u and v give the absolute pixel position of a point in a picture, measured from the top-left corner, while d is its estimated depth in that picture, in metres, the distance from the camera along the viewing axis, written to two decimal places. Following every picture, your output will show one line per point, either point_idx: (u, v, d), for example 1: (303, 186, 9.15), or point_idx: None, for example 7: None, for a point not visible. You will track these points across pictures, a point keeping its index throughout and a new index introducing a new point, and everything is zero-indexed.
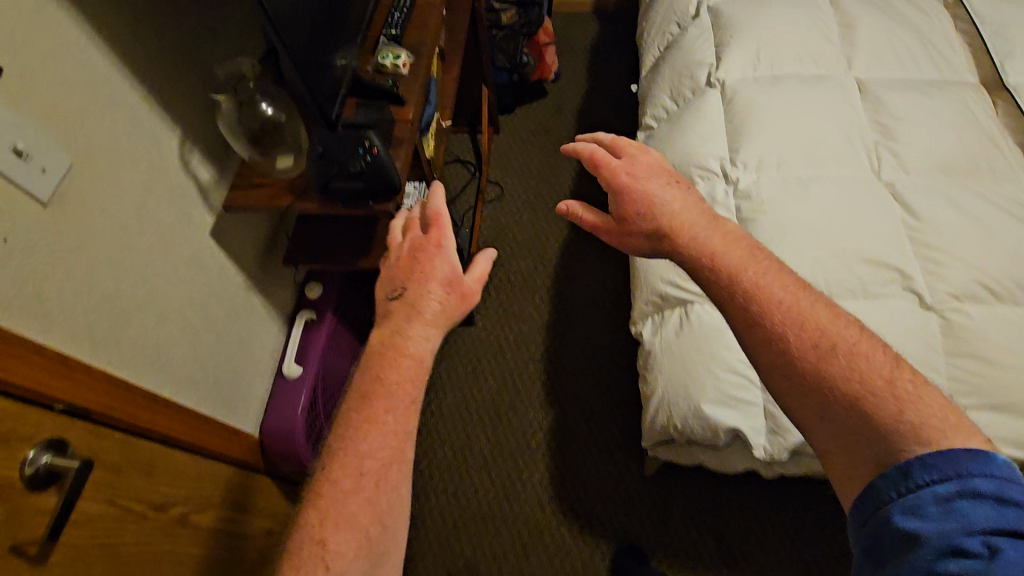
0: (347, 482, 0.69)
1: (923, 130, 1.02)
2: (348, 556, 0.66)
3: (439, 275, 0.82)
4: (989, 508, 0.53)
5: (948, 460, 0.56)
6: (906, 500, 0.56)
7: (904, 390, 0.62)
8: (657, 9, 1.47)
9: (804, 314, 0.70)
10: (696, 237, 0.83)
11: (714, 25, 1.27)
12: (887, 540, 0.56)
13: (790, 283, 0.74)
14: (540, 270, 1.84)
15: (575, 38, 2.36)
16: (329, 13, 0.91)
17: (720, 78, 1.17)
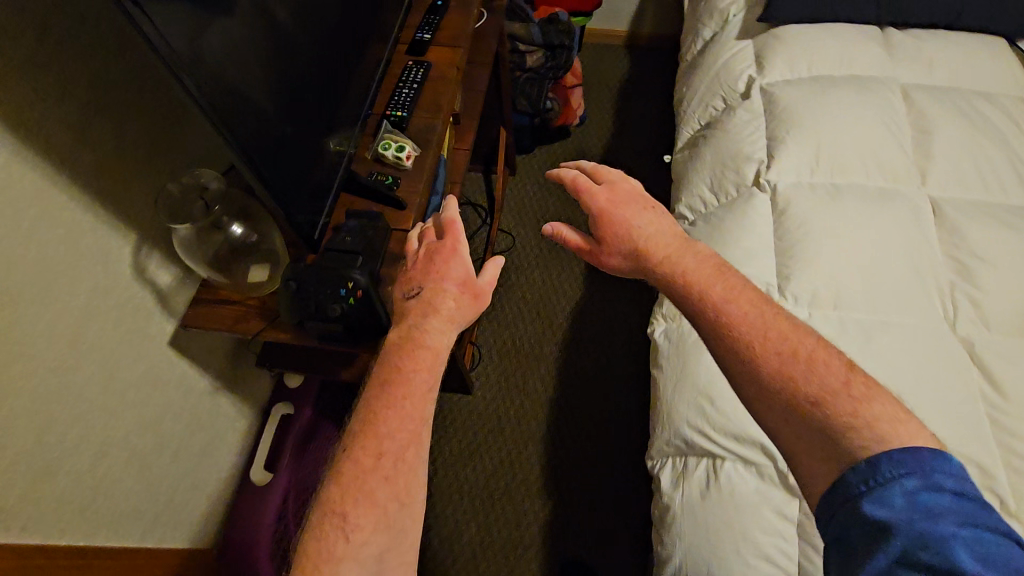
0: (366, 460, 0.58)
1: (1011, 276, 0.87)
2: (370, 534, 0.55)
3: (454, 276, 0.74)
4: (952, 501, 0.48)
5: (915, 457, 0.49)
6: (875, 493, 0.49)
7: (857, 393, 0.54)
8: (701, 76, 1.32)
9: (764, 335, 0.61)
10: (670, 258, 0.74)
11: (766, 111, 1.11)
12: (856, 532, 0.49)
13: (754, 302, 0.65)
14: (548, 336, 1.71)
15: (604, 74, 2.19)
16: (318, 104, 0.77)
17: (770, 180, 1.02)
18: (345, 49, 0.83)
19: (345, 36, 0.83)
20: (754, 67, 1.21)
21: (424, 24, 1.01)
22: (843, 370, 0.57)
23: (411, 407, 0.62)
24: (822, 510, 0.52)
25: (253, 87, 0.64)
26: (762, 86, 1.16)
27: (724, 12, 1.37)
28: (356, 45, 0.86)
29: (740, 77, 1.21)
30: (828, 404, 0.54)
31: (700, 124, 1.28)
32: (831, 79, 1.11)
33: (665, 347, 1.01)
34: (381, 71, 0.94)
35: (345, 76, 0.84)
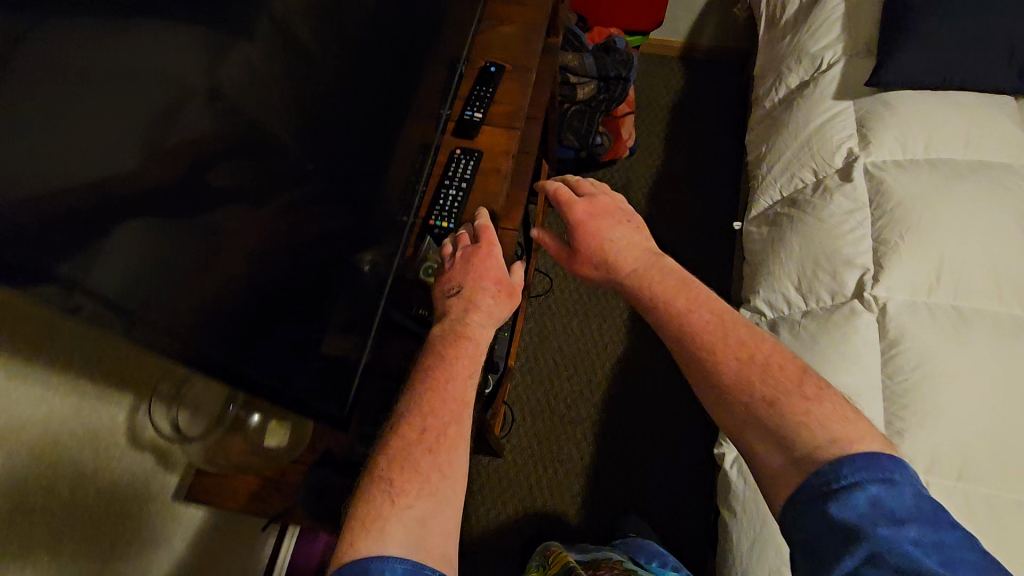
0: (415, 434, 0.58)
1: None
2: (425, 500, 0.53)
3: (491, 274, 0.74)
4: (913, 503, 0.48)
5: (878, 463, 0.49)
6: (841, 496, 0.48)
7: (801, 396, 0.54)
8: (786, 137, 1.13)
9: (720, 360, 0.59)
10: (641, 270, 0.71)
11: (872, 200, 0.94)
12: (824, 537, 0.48)
13: (715, 317, 0.62)
14: (588, 395, 1.59)
15: (657, 91, 1.98)
16: (350, 226, 0.64)
17: (878, 296, 0.86)
18: (383, 155, 0.69)
19: (385, 129, 0.69)
20: (856, 139, 1.03)
21: (474, 99, 0.86)
22: (796, 375, 0.57)
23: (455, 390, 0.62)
24: (787, 512, 0.51)
25: (267, 232, 0.52)
26: (865, 168, 0.98)
27: (815, 60, 1.17)
28: (396, 138, 0.72)
29: (839, 149, 1.03)
30: (778, 404, 0.54)
31: (782, 197, 1.11)
32: (953, 166, 0.94)
33: (739, 485, 0.88)
34: (427, 168, 0.81)
35: (383, 179, 0.70)
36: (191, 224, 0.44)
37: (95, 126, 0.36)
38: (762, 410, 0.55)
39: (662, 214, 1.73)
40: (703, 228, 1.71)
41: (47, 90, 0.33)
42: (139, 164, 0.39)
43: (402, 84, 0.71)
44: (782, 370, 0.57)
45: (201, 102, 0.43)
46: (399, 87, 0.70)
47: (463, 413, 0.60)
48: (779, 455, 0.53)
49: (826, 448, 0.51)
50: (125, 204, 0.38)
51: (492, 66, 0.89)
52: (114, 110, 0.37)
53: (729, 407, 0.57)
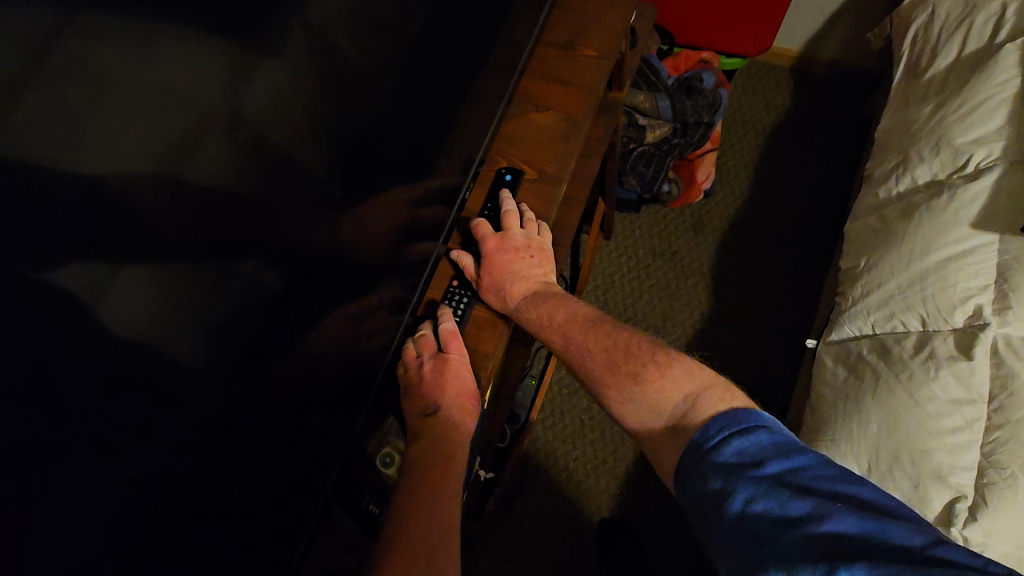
0: (418, 542, 0.54)
1: None
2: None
3: (462, 384, 0.66)
4: (770, 440, 0.49)
5: (733, 417, 0.52)
6: (710, 454, 0.51)
7: (653, 369, 0.61)
8: (894, 259, 0.88)
9: (594, 354, 0.67)
10: (539, 286, 0.72)
11: (993, 396, 0.72)
12: (702, 497, 0.49)
13: (588, 321, 0.69)
14: (611, 464, 1.46)
15: (755, 107, 1.66)
16: (300, 418, 0.54)
17: (970, 536, 0.67)
18: (342, 308, 0.55)
19: (357, 289, 0.56)
20: (990, 296, 0.78)
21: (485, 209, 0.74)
22: (652, 350, 0.64)
23: (444, 499, 0.59)
24: (678, 483, 0.53)
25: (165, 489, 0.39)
26: (992, 343, 0.75)
27: (958, 156, 0.89)
28: (372, 283, 0.59)
29: (963, 303, 0.79)
30: (676, 416, 0.58)
31: (874, 335, 0.87)
32: None
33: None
34: (414, 302, 0.69)
35: (342, 329, 0.56)
36: (192, 292, 0.37)
37: (108, 137, 0.28)
38: (637, 394, 0.62)
39: (733, 269, 1.49)
40: (780, 292, 1.46)
41: (49, 119, 0.25)
42: (158, 178, 0.32)
43: (383, 216, 0.58)
44: (640, 347, 0.64)
45: (221, 129, 0.35)
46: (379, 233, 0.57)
47: (452, 528, 0.57)
48: (655, 421, 0.60)
49: (683, 410, 0.57)
50: (124, 247, 0.31)
51: (510, 174, 0.74)
52: (137, 123, 0.29)
53: (606, 386, 0.65)
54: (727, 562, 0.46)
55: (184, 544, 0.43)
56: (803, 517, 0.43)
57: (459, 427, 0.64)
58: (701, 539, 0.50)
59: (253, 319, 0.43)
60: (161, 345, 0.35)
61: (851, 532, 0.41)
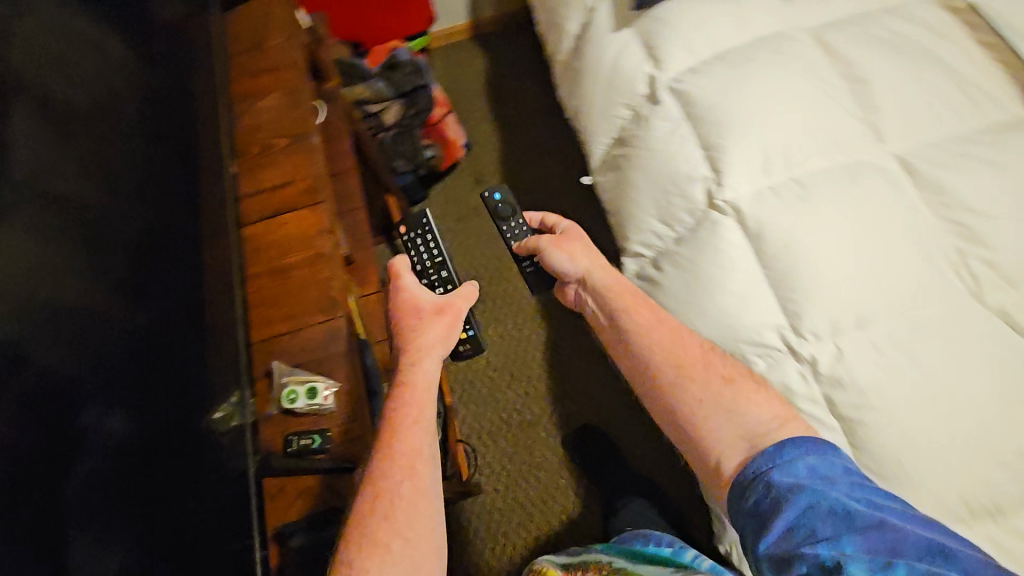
0: (388, 482, 0.61)
1: (1015, 224, 0.79)
2: (398, 516, 0.59)
3: (417, 312, 0.76)
4: (841, 471, 0.65)
5: (814, 445, 0.67)
6: (782, 467, 0.65)
7: (746, 383, 0.74)
8: (589, 85, 1.14)
9: (682, 351, 0.78)
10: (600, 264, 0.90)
11: (685, 116, 0.98)
12: (769, 499, 0.64)
13: (650, 310, 0.83)
14: (534, 396, 1.51)
15: (466, 74, 1.92)
16: (177, 376, 0.56)
17: (725, 199, 0.88)
18: (166, 272, 0.59)
19: (180, 281, 0.61)
20: (650, 63, 1.05)
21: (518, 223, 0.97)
22: (742, 371, 0.76)
23: (413, 433, 0.66)
24: (737, 486, 0.68)
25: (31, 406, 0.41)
26: (668, 87, 1.01)
27: (586, 5, 1.19)
28: (188, 252, 0.64)
29: (639, 78, 1.05)
30: (760, 438, 0.69)
31: (612, 138, 1.11)
32: (740, 54, 0.98)
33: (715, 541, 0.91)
34: (242, 267, 0.73)
35: (175, 289, 0.60)
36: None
37: None
38: (717, 395, 0.74)
39: (524, 192, 1.71)
40: (566, 187, 1.70)
41: None
42: None
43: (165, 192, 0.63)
44: (727, 366, 0.76)
45: None
46: (177, 229, 0.63)
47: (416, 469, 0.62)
48: (732, 430, 0.71)
49: (769, 427, 0.70)
50: None
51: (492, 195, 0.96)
52: None
53: (685, 389, 0.76)
54: (767, 546, 0.61)
55: (95, 472, 0.44)
56: (861, 526, 0.59)
57: (425, 354, 0.72)
58: (745, 543, 0.65)
59: (82, 305, 0.48)
60: (3, 358, 0.40)
61: (899, 544, 0.57)
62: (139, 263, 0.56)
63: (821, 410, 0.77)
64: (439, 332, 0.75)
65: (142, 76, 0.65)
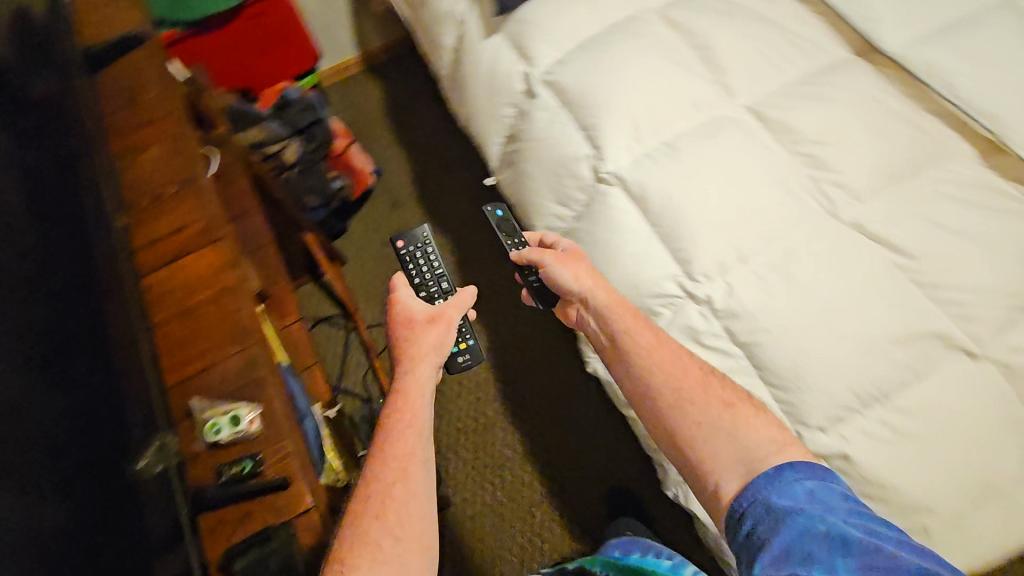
0: (380, 484, 0.65)
1: (852, 148, 0.90)
2: (390, 516, 0.62)
3: (419, 322, 0.84)
4: (840, 497, 0.64)
5: (811, 470, 0.67)
6: (780, 491, 0.66)
7: (745, 408, 0.74)
8: (472, 92, 1.20)
9: (680, 377, 0.78)
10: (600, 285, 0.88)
11: (561, 103, 1.05)
12: (766, 522, 0.64)
13: (648, 330, 0.83)
14: (485, 400, 1.48)
15: (364, 104, 1.95)
16: (95, 412, 0.55)
17: (609, 170, 0.96)
18: (71, 311, 0.58)
19: (94, 326, 0.60)
20: (523, 61, 1.12)
21: (516, 240, 0.97)
22: (743, 396, 0.76)
23: (405, 435, 0.70)
24: (736, 508, 0.68)
25: None
26: (542, 80, 1.08)
27: (456, 18, 1.25)
28: (91, 292, 0.63)
29: (515, 76, 1.12)
30: (755, 465, 0.69)
31: (502, 136, 1.16)
32: (600, 40, 1.06)
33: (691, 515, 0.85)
34: (147, 309, 0.72)
35: (82, 327, 0.59)
36: None
37: None
38: (716, 420, 0.74)
39: (441, 207, 1.76)
40: (480, 196, 1.76)
41: None
42: None
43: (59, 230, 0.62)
44: (723, 389, 0.77)
45: None
46: (73, 270, 0.61)
47: (408, 473, 0.66)
48: (728, 454, 0.72)
49: (763, 456, 0.70)
50: None
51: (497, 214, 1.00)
52: None
53: (681, 417, 0.76)
54: (762, 567, 0.59)
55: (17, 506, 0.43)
56: (858, 547, 0.57)
57: (417, 361, 0.79)
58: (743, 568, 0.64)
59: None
60: None
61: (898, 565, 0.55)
62: (46, 310, 0.55)
63: (723, 340, 0.84)
64: (436, 336, 0.82)
65: (16, 116, 0.63)
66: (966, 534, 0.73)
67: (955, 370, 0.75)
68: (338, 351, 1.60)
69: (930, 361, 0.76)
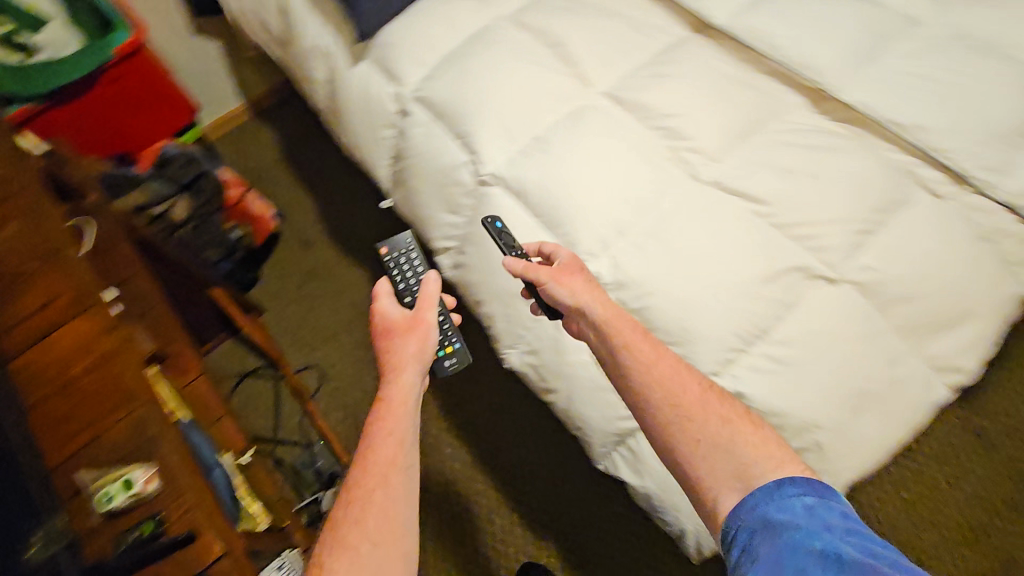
0: (362, 490, 0.65)
1: (702, 115, 0.97)
2: (370, 522, 0.62)
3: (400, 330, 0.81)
4: (838, 515, 0.62)
5: (811, 486, 0.65)
6: (779, 503, 0.63)
7: (745, 424, 0.71)
8: (350, 120, 1.21)
9: (683, 394, 0.73)
10: (598, 300, 0.80)
11: (434, 116, 1.09)
12: (762, 535, 0.61)
13: (649, 342, 0.77)
14: (427, 416, 1.40)
15: (256, 150, 1.92)
16: None
17: (488, 172, 1.00)
18: None
19: None
20: (393, 83, 1.14)
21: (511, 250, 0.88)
22: (739, 410, 0.73)
23: (387, 443, 0.68)
24: (730, 520, 0.65)
25: None
26: (413, 98, 1.11)
27: (323, 52, 1.27)
28: None
29: (388, 98, 1.14)
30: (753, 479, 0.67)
31: (388, 158, 1.18)
32: (461, 51, 1.10)
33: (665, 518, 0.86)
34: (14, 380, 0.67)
35: None
36: None
37: None
38: (717, 436, 0.70)
39: (352, 239, 1.75)
40: (388, 221, 1.76)
41: None
42: None
43: None
44: (725, 405, 0.73)
45: None
46: None
47: (391, 480, 0.65)
48: (725, 468, 0.68)
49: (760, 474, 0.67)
50: None
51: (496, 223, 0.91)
52: None
53: (682, 432, 0.71)
54: None
55: None
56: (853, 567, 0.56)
57: (404, 369, 0.76)
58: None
59: None
60: None
61: None
62: None
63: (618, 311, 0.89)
64: (415, 343, 0.79)
65: None
66: (856, 442, 0.80)
67: (816, 296, 0.84)
68: (269, 403, 1.56)
69: (796, 293, 0.84)
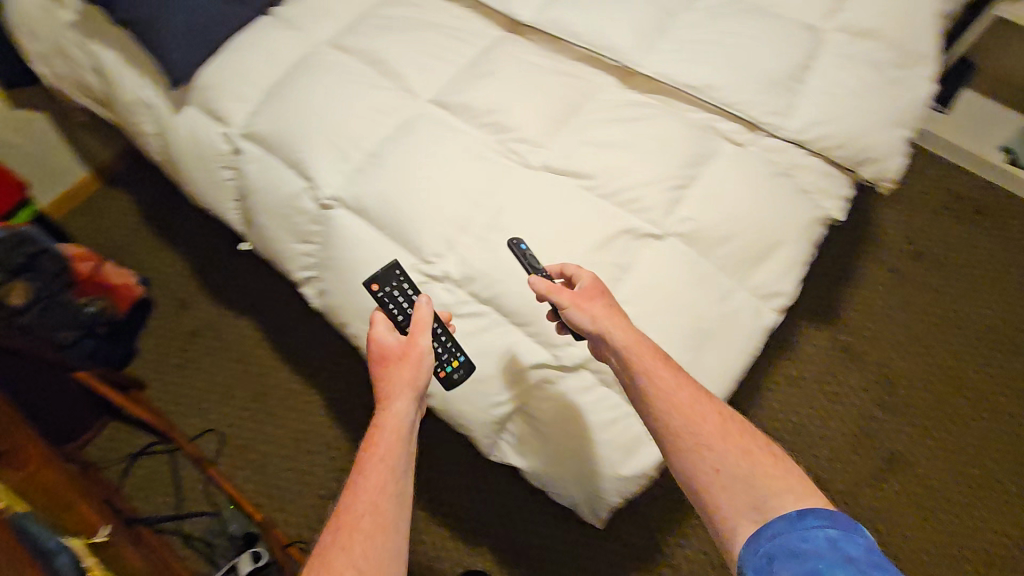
0: (351, 514, 0.61)
1: (521, 105, 1.02)
2: (357, 548, 0.58)
3: (394, 358, 0.77)
4: (864, 549, 0.54)
5: (840, 519, 0.57)
6: (801, 533, 0.57)
7: (768, 454, 0.67)
8: (186, 168, 1.17)
9: (708, 428, 0.69)
10: (625, 329, 0.78)
11: (266, 149, 1.07)
12: (776, 562, 0.55)
13: (681, 376, 0.74)
14: None
15: (110, 218, 1.81)
16: None
17: (328, 195, 1.00)
18: None
19: None
20: (221, 123, 1.12)
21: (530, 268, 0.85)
22: (762, 441, 0.68)
23: (381, 471, 0.64)
24: (746, 550, 0.59)
25: None
26: (243, 136, 1.10)
27: (147, 105, 1.22)
28: None
29: (219, 139, 1.12)
30: (765, 506, 0.62)
31: (232, 199, 1.15)
32: (284, 82, 1.10)
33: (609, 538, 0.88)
34: None
35: None
36: None
37: None
38: (738, 469, 0.65)
39: (229, 290, 1.68)
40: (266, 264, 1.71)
41: None
42: None
43: None
44: (751, 436, 0.69)
45: None
46: None
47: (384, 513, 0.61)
48: (740, 496, 0.63)
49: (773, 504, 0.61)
50: None
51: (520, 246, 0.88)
52: None
53: (700, 454, 0.68)
54: None
55: None
56: None
57: (401, 399, 0.72)
58: None
59: None
60: None
61: None
62: None
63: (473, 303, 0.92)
64: (408, 372, 0.75)
65: None
66: (705, 376, 0.88)
67: (646, 252, 0.92)
68: (166, 478, 1.46)
69: (629, 253, 0.91)
